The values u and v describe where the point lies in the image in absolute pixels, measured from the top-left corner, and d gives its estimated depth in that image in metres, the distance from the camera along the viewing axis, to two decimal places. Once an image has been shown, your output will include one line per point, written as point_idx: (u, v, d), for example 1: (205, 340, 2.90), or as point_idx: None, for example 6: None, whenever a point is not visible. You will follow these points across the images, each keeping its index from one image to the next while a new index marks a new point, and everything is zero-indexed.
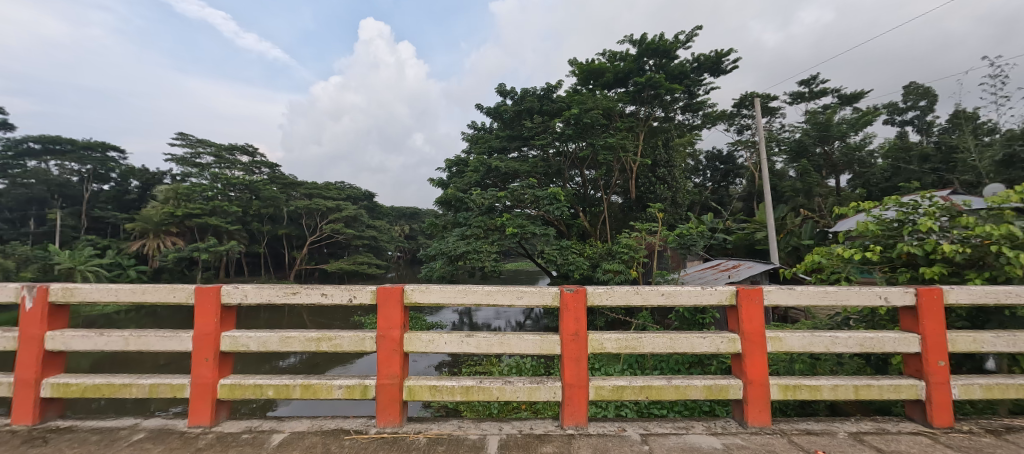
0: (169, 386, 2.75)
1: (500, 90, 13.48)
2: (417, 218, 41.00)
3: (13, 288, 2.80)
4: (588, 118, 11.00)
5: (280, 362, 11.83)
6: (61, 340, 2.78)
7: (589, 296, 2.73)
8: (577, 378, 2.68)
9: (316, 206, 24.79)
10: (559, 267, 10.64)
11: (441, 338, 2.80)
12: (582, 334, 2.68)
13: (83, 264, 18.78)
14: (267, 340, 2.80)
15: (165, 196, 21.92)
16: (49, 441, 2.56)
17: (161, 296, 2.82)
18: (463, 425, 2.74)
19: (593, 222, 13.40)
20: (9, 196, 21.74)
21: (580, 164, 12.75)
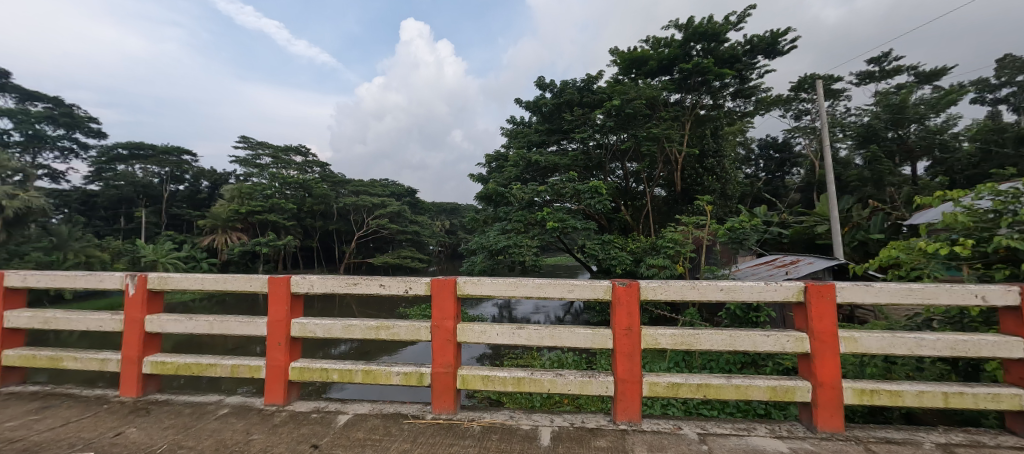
0: (248, 367, 3.01)
1: (540, 83, 13.26)
2: (457, 213, 41.76)
3: (119, 276, 3.16)
4: (631, 108, 10.63)
5: (333, 350, 12.50)
6: (158, 323, 3.11)
7: (642, 290, 2.69)
8: (629, 373, 2.63)
9: (364, 202, 25.84)
10: (601, 262, 10.43)
11: (492, 330, 2.85)
12: (635, 330, 2.63)
13: (164, 257, 20.69)
14: (332, 327, 2.99)
15: (230, 195, 23.68)
16: (151, 412, 2.88)
17: (240, 285, 3.10)
18: (515, 415, 2.78)
19: (635, 216, 13.04)
20: (104, 197, 24.43)
21: (622, 156, 12.33)
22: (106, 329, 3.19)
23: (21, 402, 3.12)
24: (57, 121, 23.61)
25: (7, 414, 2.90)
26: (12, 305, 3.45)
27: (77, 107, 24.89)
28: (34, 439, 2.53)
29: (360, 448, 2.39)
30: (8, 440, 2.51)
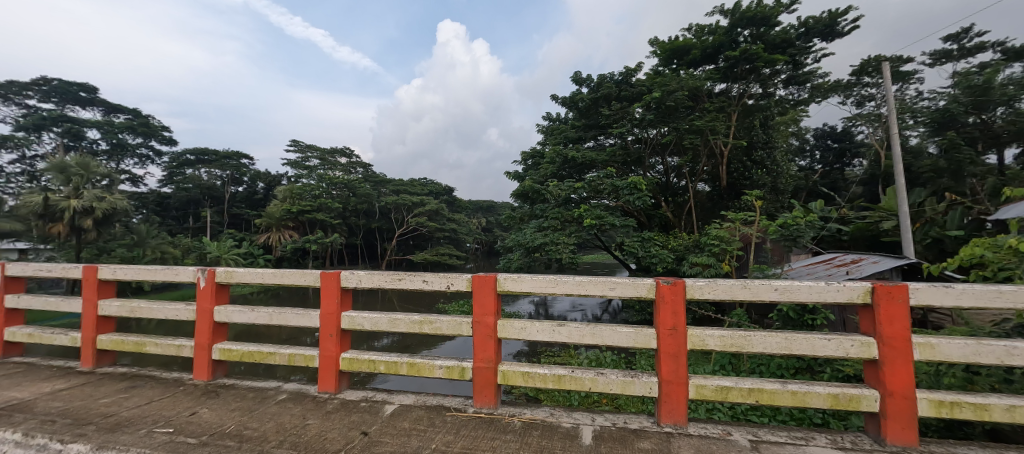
0: (304, 357, 3.21)
1: (576, 78, 13.03)
2: (493, 211, 42.04)
3: (191, 271, 3.45)
4: (672, 101, 10.19)
5: (376, 343, 12.98)
6: (226, 314, 3.37)
7: (687, 289, 2.60)
8: (674, 374, 2.56)
9: (405, 200, 26.60)
10: (641, 260, 10.13)
11: (533, 326, 2.87)
12: (680, 330, 2.56)
13: (227, 253, 22.29)
14: (378, 321, 3.11)
15: (283, 196, 25.10)
16: (220, 394, 3.14)
17: (297, 280, 3.30)
18: (556, 412, 2.78)
19: (676, 212, 12.56)
20: (175, 199, 26.70)
21: (663, 150, 11.84)
22: (181, 318, 3.51)
23: (113, 381, 3.49)
24: (136, 130, 26.04)
25: (101, 391, 3.26)
26: (104, 295, 3.86)
27: (153, 118, 27.37)
28: (125, 414, 2.84)
29: (406, 437, 2.49)
30: (103, 415, 2.83)
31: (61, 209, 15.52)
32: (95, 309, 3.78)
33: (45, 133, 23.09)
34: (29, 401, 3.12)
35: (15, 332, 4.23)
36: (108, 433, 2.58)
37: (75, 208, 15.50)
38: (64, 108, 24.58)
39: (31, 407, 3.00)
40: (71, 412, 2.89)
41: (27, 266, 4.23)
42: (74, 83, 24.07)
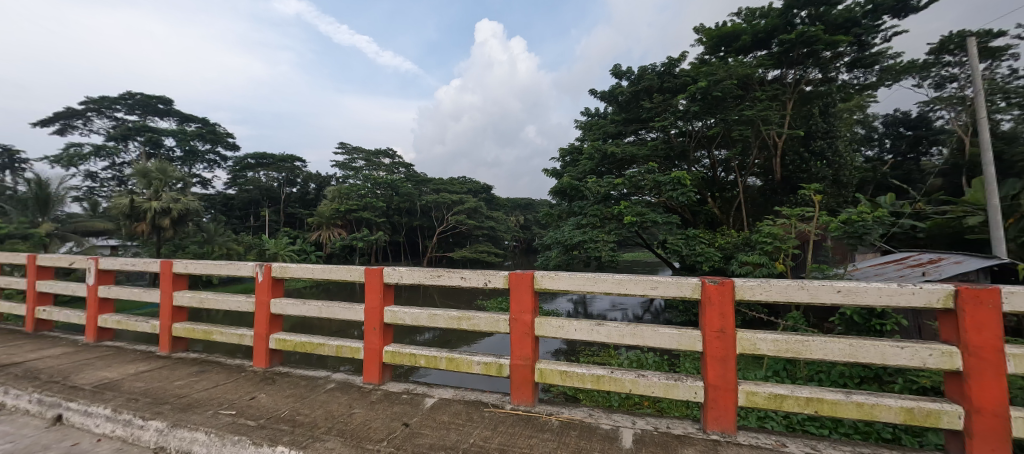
0: (350, 349, 3.33)
1: (616, 72, 12.67)
2: (531, 208, 41.93)
3: (251, 265, 3.66)
4: (719, 90, 9.66)
5: (419, 337, 13.35)
6: (281, 306, 3.55)
7: (736, 290, 2.45)
8: (723, 379, 2.42)
9: (445, 199, 27.11)
10: (685, 258, 9.73)
11: (571, 325, 2.81)
12: (730, 332, 2.41)
13: (283, 250, 23.72)
14: (418, 316, 3.17)
15: (332, 196, 26.33)
16: (275, 381, 3.32)
17: (343, 275, 3.42)
18: (595, 413, 2.69)
19: (724, 208, 11.95)
20: (238, 199, 28.72)
21: (709, 143, 11.27)
22: (243, 309, 3.74)
23: (185, 365, 3.78)
24: (205, 137, 28.17)
25: (175, 374, 3.54)
26: (179, 286, 4.18)
27: (219, 126, 29.52)
28: (194, 396, 3.05)
29: (446, 430, 2.50)
30: (176, 396, 3.06)
31: (144, 210, 17.14)
32: (170, 299, 4.10)
33: (130, 142, 25.59)
34: (116, 380, 3.43)
35: (107, 319, 4.68)
36: (181, 412, 2.78)
37: (156, 208, 17.04)
38: (146, 118, 27.05)
39: (118, 386, 3.30)
40: (149, 392, 3.15)
41: (115, 260, 4.65)
42: (154, 96, 26.32)
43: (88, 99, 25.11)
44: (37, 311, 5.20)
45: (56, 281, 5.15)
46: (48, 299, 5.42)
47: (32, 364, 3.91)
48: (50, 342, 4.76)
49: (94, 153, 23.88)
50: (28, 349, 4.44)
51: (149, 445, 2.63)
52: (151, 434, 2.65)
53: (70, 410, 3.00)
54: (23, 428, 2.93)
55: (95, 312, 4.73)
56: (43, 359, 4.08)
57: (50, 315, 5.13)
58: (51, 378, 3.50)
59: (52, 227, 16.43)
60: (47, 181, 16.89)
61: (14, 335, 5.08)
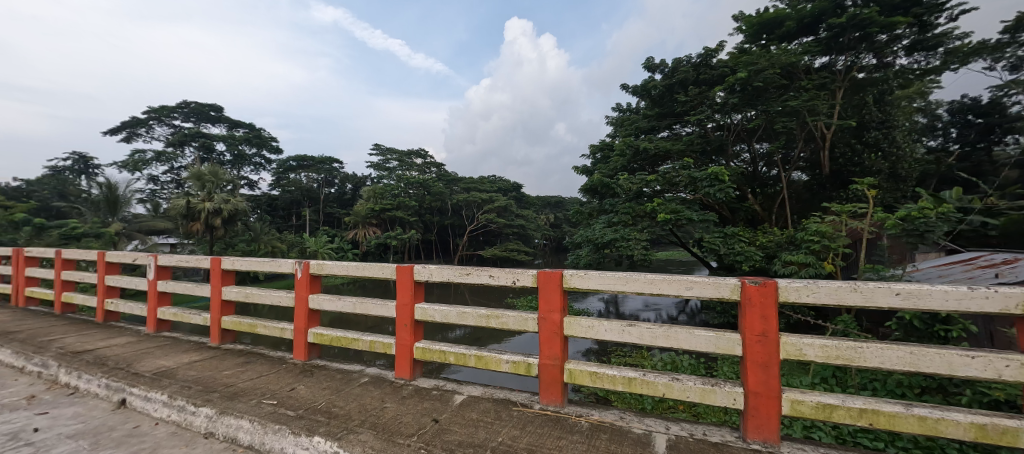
0: (383, 344, 3.38)
1: (649, 65, 12.31)
2: (561, 207, 41.59)
3: (290, 262, 3.79)
4: (761, 80, 9.18)
5: (450, 334, 13.54)
6: (319, 301, 3.66)
7: (780, 291, 2.29)
8: (764, 386, 2.28)
9: (475, 197, 27.30)
10: (723, 257, 9.34)
11: (601, 325, 2.73)
12: (773, 336, 2.27)
13: (322, 247, 24.65)
14: (448, 313, 3.17)
15: (367, 196, 27.09)
16: (313, 373, 3.42)
17: (376, 272, 3.49)
18: (626, 417, 2.60)
19: (765, 205, 11.39)
20: (281, 199, 30.10)
21: (749, 136, 10.75)
22: (284, 304, 3.88)
23: (232, 356, 3.97)
24: (252, 142, 29.69)
25: (224, 364, 3.72)
26: (227, 281, 4.39)
27: (264, 130, 31.05)
28: (239, 385, 3.19)
29: (474, 428, 2.48)
30: (224, 385, 3.21)
31: (199, 210, 18.26)
32: (219, 294, 4.30)
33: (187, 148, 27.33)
34: (171, 369, 3.64)
35: (165, 311, 4.98)
36: (228, 400, 2.91)
37: (208, 209, 18.13)
38: (200, 125, 28.83)
39: (171, 374, 3.49)
40: (200, 381, 3.31)
41: (172, 256, 4.94)
42: (207, 104, 27.97)
43: (150, 108, 27.05)
44: (105, 303, 5.60)
45: (121, 276, 5.53)
46: (116, 292, 5.83)
47: (101, 351, 4.20)
48: (116, 332, 5.12)
49: (156, 159, 25.69)
50: (97, 338, 4.79)
51: (200, 431, 2.76)
52: (202, 420, 2.79)
53: (130, 395, 3.19)
54: (91, 410, 3.15)
55: (154, 304, 5.04)
56: (110, 347, 4.38)
57: (116, 306, 5.52)
58: (117, 365, 3.75)
59: (121, 226, 17.96)
60: (117, 184, 18.35)
61: (86, 325, 5.50)
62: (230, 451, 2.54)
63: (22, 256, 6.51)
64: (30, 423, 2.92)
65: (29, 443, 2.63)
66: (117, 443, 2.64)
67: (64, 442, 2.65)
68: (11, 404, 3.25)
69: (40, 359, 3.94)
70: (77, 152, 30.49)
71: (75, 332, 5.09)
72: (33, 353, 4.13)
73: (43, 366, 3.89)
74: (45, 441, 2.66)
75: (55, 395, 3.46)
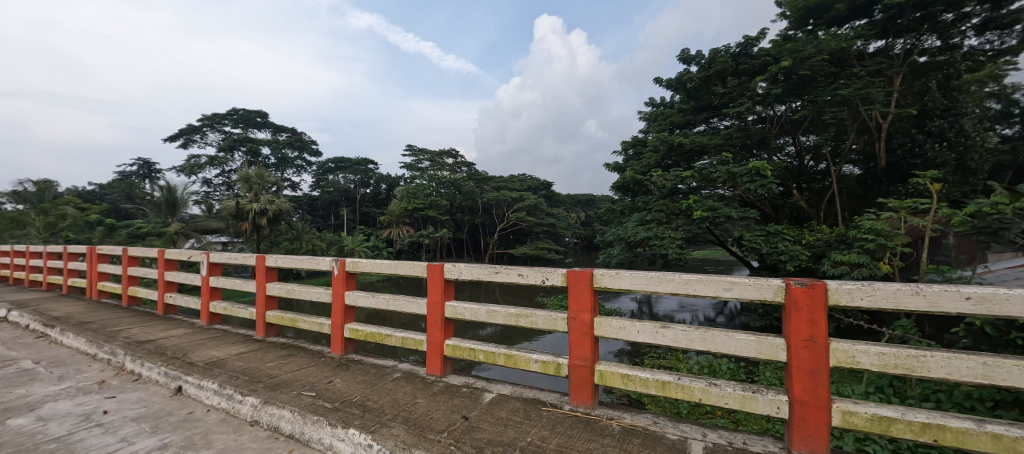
0: (415, 341, 3.42)
1: (685, 57, 11.88)
2: (592, 205, 41.06)
3: (328, 260, 3.91)
4: (808, 69, 8.66)
5: (481, 332, 13.64)
6: (354, 298, 3.75)
7: (829, 294, 2.13)
8: (812, 394, 2.12)
9: (506, 196, 27.36)
10: (765, 257, 8.88)
11: (633, 326, 2.63)
12: (822, 341, 2.10)
13: (359, 246, 25.45)
14: (478, 312, 3.16)
15: (401, 195, 27.73)
16: (349, 368, 3.50)
17: (408, 270, 3.53)
18: (660, 421, 2.50)
19: (812, 202, 10.74)
20: (320, 200, 31.32)
21: (794, 129, 10.19)
22: (322, 299, 4.00)
23: (274, 349, 4.13)
24: (294, 145, 31.06)
25: (267, 356, 3.88)
26: (270, 278, 4.57)
27: (305, 134, 32.39)
28: (281, 377, 3.31)
29: (503, 427, 2.45)
30: (267, 376, 3.34)
31: (247, 211, 19.29)
32: (263, 289, 4.50)
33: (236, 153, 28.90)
34: (221, 359, 3.82)
35: (216, 305, 5.25)
36: (270, 391, 3.02)
37: (255, 209, 19.09)
38: (247, 131, 30.42)
39: (221, 364, 3.67)
40: (246, 371, 3.46)
41: (221, 254, 5.20)
42: (254, 111, 29.50)
43: (203, 116, 28.82)
44: (164, 297, 5.98)
45: (177, 272, 5.89)
46: (173, 287, 6.21)
47: (161, 341, 4.48)
48: (174, 324, 5.45)
49: (209, 163, 27.33)
50: (157, 329, 5.12)
51: (246, 419, 2.88)
52: (248, 409, 2.90)
53: (185, 383, 3.38)
54: (152, 395, 3.35)
55: (207, 299, 5.33)
56: (169, 338, 4.66)
57: (174, 300, 5.88)
58: (174, 355, 3.98)
59: (179, 226, 19.25)
60: (176, 187, 19.58)
61: (148, 317, 5.89)
62: (273, 439, 2.63)
63: (93, 254, 7.07)
64: (100, 405, 3.14)
65: (99, 424, 2.83)
66: (174, 427, 2.80)
67: (129, 424, 2.83)
68: (84, 388, 3.50)
69: (109, 347, 4.24)
70: (143, 158, 32.86)
71: (139, 323, 5.46)
72: (103, 341, 4.44)
73: (112, 354, 4.18)
74: (112, 423, 2.84)
75: (121, 380, 3.71)
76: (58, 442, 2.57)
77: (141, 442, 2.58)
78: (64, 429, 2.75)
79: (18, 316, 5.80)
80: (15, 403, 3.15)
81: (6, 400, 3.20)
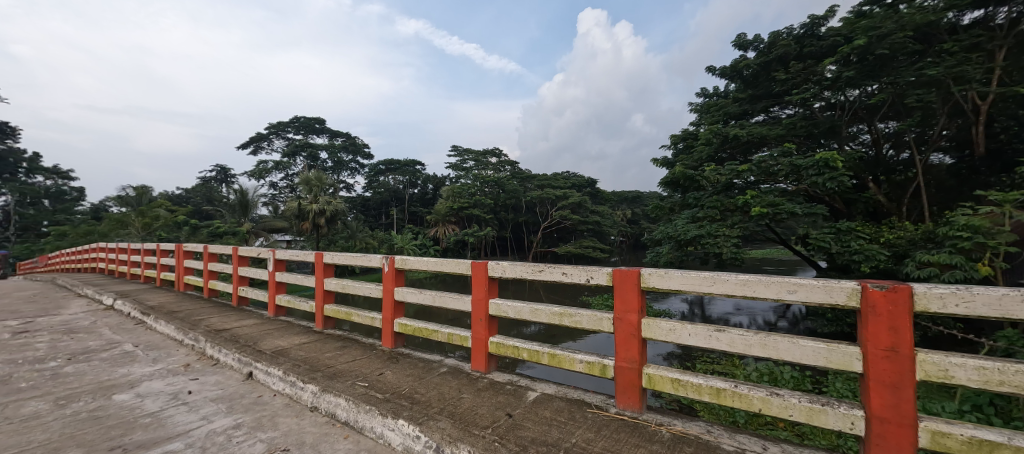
0: (460, 337, 3.44)
1: (741, 42, 11.19)
2: (639, 202, 39.82)
3: (378, 257, 4.03)
4: (886, 47, 7.82)
5: (526, 330, 13.68)
6: (403, 293, 3.83)
7: (915, 299, 1.88)
8: (894, 411, 1.88)
9: (549, 194, 27.16)
10: (835, 257, 8.13)
11: (684, 329, 2.46)
12: (906, 350, 1.86)
13: (407, 244, 26.38)
14: (521, 310, 3.12)
15: (447, 195, 28.37)
16: (398, 361, 3.59)
17: (454, 268, 3.55)
18: (715, 431, 2.33)
19: (891, 196, 9.71)
20: (372, 200, 32.78)
21: (870, 115, 9.28)
22: (374, 295, 4.13)
23: (331, 341, 4.33)
24: (349, 149, 32.67)
25: (326, 347, 4.07)
26: (328, 273, 4.80)
27: (358, 138, 33.98)
28: (337, 367, 3.46)
29: (548, 426, 2.40)
30: (325, 365, 3.50)
31: (307, 211, 20.56)
32: (322, 284, 4.73)
33: (298, 158, 30.85)
34: (286, 348, 4.07)
35: (281, 298, 5.60)
36: (328, 379, 3.16)
37: (315, 210, 20.28)
38: (307, 136, 32.37)
39: (286, 353, 3.90)
40: (307, 360, 3.65)
41: (286, 250, 5.53)
42: (313, 118, 31.34)
43: (270, 124, 31.07)
44: (238, 290, 6.47)
45: (249, 267, 6.36)
46: (246, 281, 6.71)
47: (235, 330, 4.83)
48: (245, 314, 5.88)
49: (275, 168, 29.39)
50: (232, 319, 5.55)
51: (306, 405, 3.03)
52: (308, 396, 3.05)
53: (255, 369, 3.62)
54: (228, 379, 3.62)
55: (273, 292, 5.70)
56: (241, 327, 5.02)
57: (246, 293, 6.35)
58: (246, 342, 4.29)
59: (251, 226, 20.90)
60: (247, 190, 21.20)
61: (224, 308, 6.41)
62: (330, 425, 2.75)
63: (180, 250, 7.81)
64: (186, 386, 3.43)
65: (185, 403, 3.09)
66: (246, 408, 2.99)
67: (209, 404, 3.06)
68: (173, 370, 3.85)
69: (193, 334, 4.64)
70: (221, 165, 35.92)
71: (217, 313, 5.95)
72: (188, 328, 4.87)
73: (195, 340, 4.56)
74: (196, 402, 3.09)
75: (203, 364, 4.05)
76: (152, 417, 2.83)
77: (218, 421, 2.78)
78: (157, 405, 3.02)
79: (121, 305, 6.52)
80: (118, 380, 3.52)
81: (112, 378, 3.58)
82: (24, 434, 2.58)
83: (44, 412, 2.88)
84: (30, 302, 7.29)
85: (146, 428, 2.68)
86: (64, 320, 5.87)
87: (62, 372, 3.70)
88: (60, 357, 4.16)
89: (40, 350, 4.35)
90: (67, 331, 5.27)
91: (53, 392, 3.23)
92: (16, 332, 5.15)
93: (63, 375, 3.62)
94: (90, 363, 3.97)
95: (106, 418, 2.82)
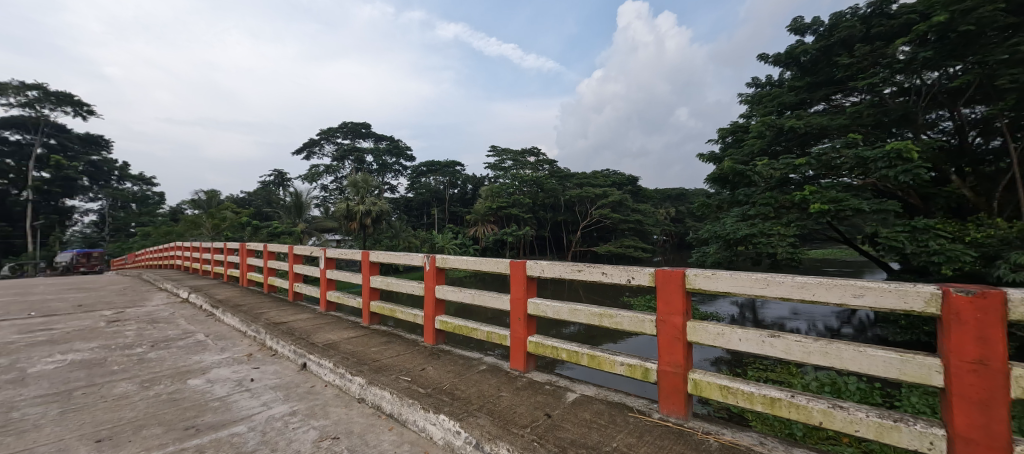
0: (499, 336, 3.43)
1: (797, 27, 10.50)
2: (683, 199, 38.33)
3: (419, 256, 4.10)
4: (971, 23, 7.03)
5: (566, 331, 13.54)
6: (444, 292, 3.87)
7: (1010, 308, 1.64)
8: (983, 432, 1.66)
9: (588, 193, 26.72)
10: (909, 258, 7.40)
11: (734, 333, 2.31)
12: (997, 364, 1.63)
13: (448, 243, 26.94)
14: (559, 310, 3.06)
15: (485, 195, 28.67)
16: (439, 357, 3.63)
17: (492, 267, 3.55)
18: (769, 443, 2.17)
19: (977, 190, 8.71)
20: (414, 201, 33.74)
21: (952, 100, 8.37)
22: (417, 292, 4.21)
23: (376, 336, 4.45)
24: (392, 152, 33.76)
25: (372, 342, 4.20)
26: (373, 271, 4.94)
27: (401, 141, 35.06)
28: (382, 361, 3.55)
29: (588, 429, 2.33)
30: (372, 359, 3.60)
31: (354, 212, 21.47)
32: (368, 282, 4.88)
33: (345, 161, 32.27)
34: (336, 342, 4.23)
35: (332, 294, 5.84)
36: (374, 373, 3.24)
37: (362, 210, 21.15)
38: (354, 141, 33.79)
39: (335, 346, 4.06)
40: (355, 354, 3.77)
41: (336, 248, 5.77)
42: (359, 123, 32.66)
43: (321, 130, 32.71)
44: (293, 286, 6.83)
45: (303, 265, 6.70)
46: (300, 278, 7.06)
47: (291, 324, 5.10)
48: (300, 309, 6.20)
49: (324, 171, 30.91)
50: (289, 313, 5.87)
51: (354, 396, 3.13)
52: (356, 387, 3.15)
53: (308, 360, 3.79)
54: (284, 369, 3.81)
55: (324, 289, 5.96)
56: (297, 321, 5.29)
57: (300, 289, 6.69)
58: (300, 335, 4.51)
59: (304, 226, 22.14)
60: (301, 192, 22.46)
61: (281, 302, 6.80)
62: (376, 416, 2.82)
63: (244, 248, 8.36)
64: (249, 374, 3.65)
65: (248, 389, 3.28)
66: (301, 397, 3.14)
67: (269, 391, 3.24)
68: (237, 359, 4.11)
69: (255, 326, 4.94)
70: (277, 170, 38.29)
71: (275, 307, 6.31)
72: (251, 320, 5.20)
73: (256, 332, 4.86)
74: (257, 389, 3.27)
75: (263, 354, 4.29)
76: (220, 401, 3.02)
77: (277, 407, 2.93)
78: (224, 391, 3.23)
79: (194, 298, 7.09)
80: (192, 367, 3.80)
81: (186, 364, 3.87)
82: (115, 411, 2.84)
83: (131, 393, 3.15)
84: (120, 295, 8.10)
85: (215, 410, 2.86)
86: (147, 311, 6.45)
87: (146, 358, 4.05)
88: (144, 343, 4.56)
89: (129, 337, 4.80)
90: (150, 320, 5.78)
91: (139, 375, 3.54)
92: (109, 320, 5.73)
93: (147, 360, 3.96)
94: (169, 350, 4.32)
95: (182, 400, 3.04)
